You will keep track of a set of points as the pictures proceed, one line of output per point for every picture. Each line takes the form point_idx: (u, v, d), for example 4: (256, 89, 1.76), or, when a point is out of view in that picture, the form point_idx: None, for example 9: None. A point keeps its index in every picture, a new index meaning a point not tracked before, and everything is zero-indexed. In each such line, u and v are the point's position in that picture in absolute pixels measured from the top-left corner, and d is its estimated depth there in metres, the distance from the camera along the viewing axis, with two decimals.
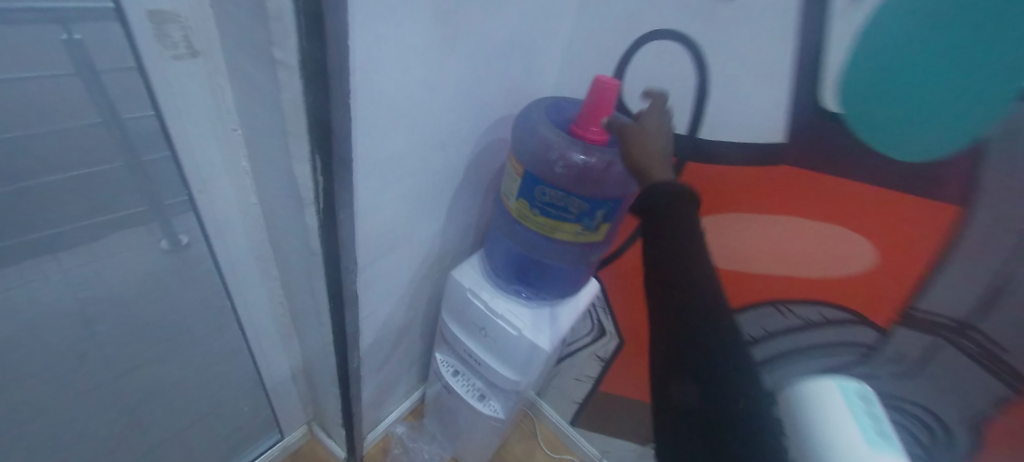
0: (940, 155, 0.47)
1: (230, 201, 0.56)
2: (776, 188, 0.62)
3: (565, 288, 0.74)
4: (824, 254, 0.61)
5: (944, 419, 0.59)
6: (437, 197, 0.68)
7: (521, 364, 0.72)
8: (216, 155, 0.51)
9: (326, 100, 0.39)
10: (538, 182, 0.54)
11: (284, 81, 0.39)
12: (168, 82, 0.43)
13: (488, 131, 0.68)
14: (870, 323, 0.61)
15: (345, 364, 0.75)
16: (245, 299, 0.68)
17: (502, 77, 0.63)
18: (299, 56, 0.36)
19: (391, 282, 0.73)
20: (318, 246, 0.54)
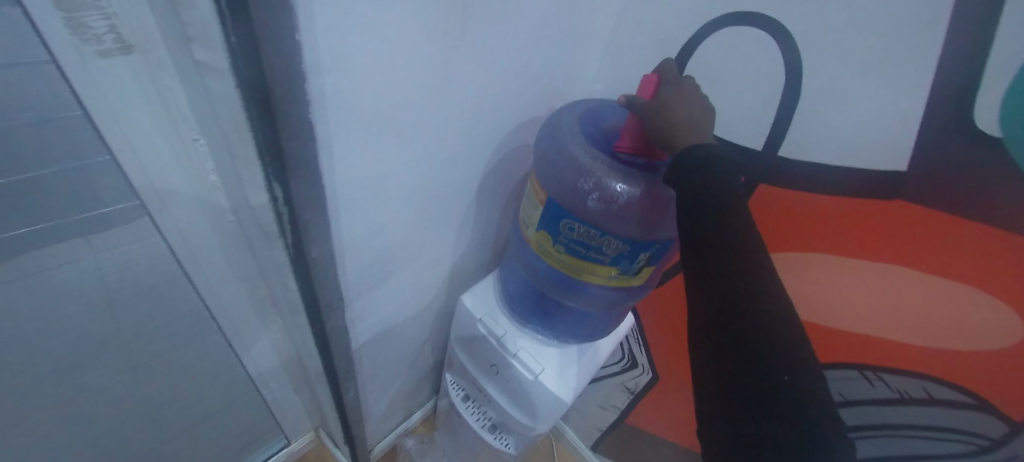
0: None
1: (201, 219, 0.48)
2: (879, 228, 0.47)
3: (592, 324, 0.62)
4: (944, 318, 0.46)
5: None
6: (446, 214, 0.58)
7: (534, 410, 0.61)
8: (173, 168, 0.42)
9: (271, 119, 0.29)
10: (564, 214, 0.42)
11: (218, 92, 0.29)
12: (97, 85, 0.34)
13: (509, 138, 0.56)
14: (996, 414, 0.46)
15: (340, 392, 0.68)
16: (232, 320, 0.62)
17: (528, 74, 0.51)
18: (229, 62, 0.26)
19: (392, 307, 0.64)
20: (293, 282, 0.45)
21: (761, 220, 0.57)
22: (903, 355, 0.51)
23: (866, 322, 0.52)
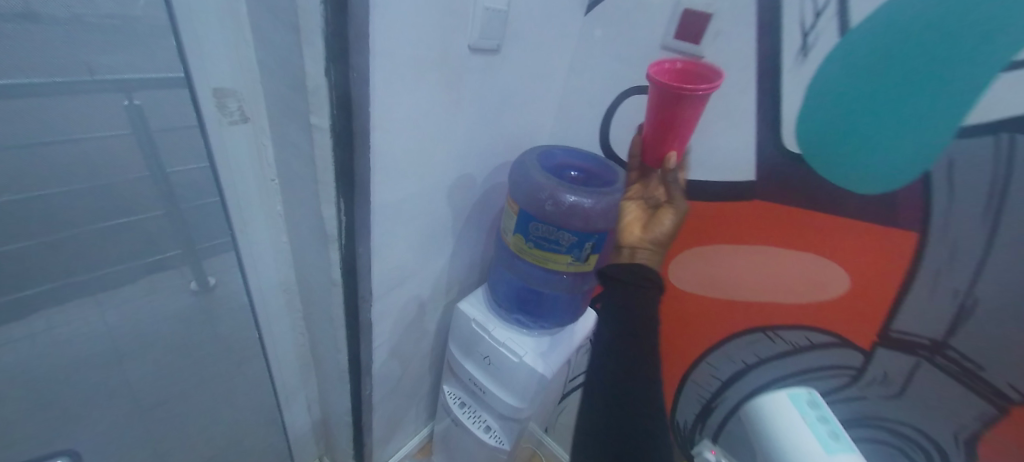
0: (891, 187, 0.55)
1: (265, 238, 0.64)
2: (752, 222, 0.69)
3: (561, 317, 0.79)
4: (803, 280, 0.67)
5: (935, 438, 0.62)
6: (447, 234, 0.76)
7: (523, 391, 0.75)
8: (256, 199, 0.59)
9: (351, 153, 0.49)
10: (532, 219, 0.61)
11: (318, 140, 0.49)
12: (223, 142, 0.52)
13: (492, 175, 0.77)
14: (854, 346, 0.65)
15: (358, 391, 0.80)
16: (271, 331, 0.75)
17: (504, 129, 0.73)
18: (335, 122, 0.47)
19: (404, 315, 0.78)
20: (338, 277, 0.61)
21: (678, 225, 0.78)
22: (785, 313, 0.70)
23: (760, 294, 0.72)
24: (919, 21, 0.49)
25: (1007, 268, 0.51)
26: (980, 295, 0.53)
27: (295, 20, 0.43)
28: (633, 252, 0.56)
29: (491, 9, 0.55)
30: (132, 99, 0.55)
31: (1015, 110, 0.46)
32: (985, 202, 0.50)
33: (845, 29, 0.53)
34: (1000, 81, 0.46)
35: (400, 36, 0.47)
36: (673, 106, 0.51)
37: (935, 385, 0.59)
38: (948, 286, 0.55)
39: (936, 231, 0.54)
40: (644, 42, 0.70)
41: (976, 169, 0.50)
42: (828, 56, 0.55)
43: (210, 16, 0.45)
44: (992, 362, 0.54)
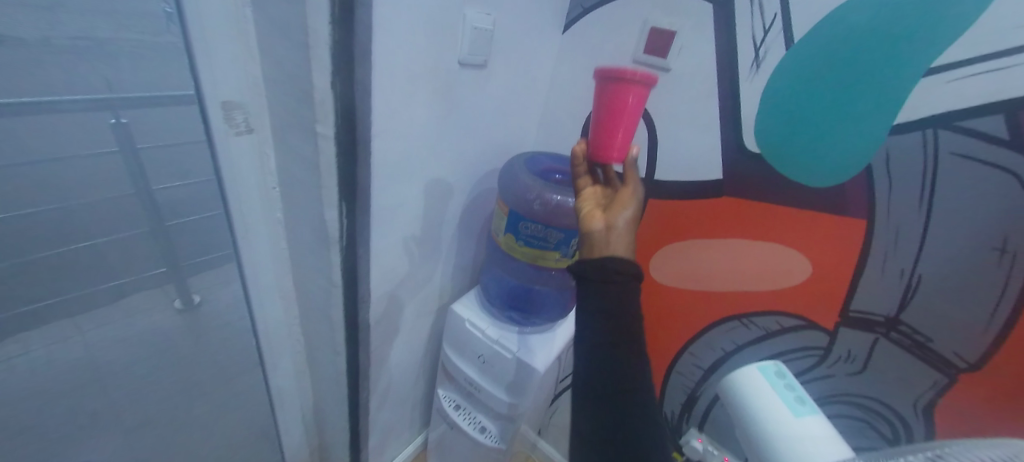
0: (840, 179, 0.63)
1: (265, 245, 0.67)
2: (721, 217, 0.76)
3: (553, 314, 0.86)
4: (770, 269, 0.73)
5: (898, 410, 0.68)
6: (440, 238, 0.80)
7: (518, 387, 0.78)
8: (258, 207, 0.62)
9: (354, 156, 0.53)
10: (521, 219, 0.66)
11: (323, 148, 0.53)
12: (229, 153, 0.55)
13: (481, 181, 0.81)
14: (819, 327, 0.71)
15: (355, 395, 0.82)
16: (268, 338, 0.77)
17: (492, 137, 0.78)
18: (341, 130, 0.51)
19: (400, 318, 0.81)
20: (339, 279, 0.65)
21: (654, 224, 0.83)
22: (757, 300, 0.76)
23: (733, 285, 0.78)
24: (851, 35, 0.57)
25: (942, 248, 0.58)
26: (923, 271, 0.60)
27: (304, 38, 0.47)
28: (598, 243, 0.48)
29: (478, 28, 0.61)
30: (118, 118, 0.74)
31: (933, 109, 0.54)
32: (920, 190, 0.57)
33: (789, 44, 0.61)
34: (920, 86, 0.54)
35: (398, 52, 0.52)
36: (620, 92, 0.53)
37: (893, 359, 0.65)
38: (896, 266, 0.62)
39: (881, 217, 0.61)
40: (617, 56, 0.77)
41: (909, 160, 0.57)
42: (777, 67, 0.63)
43: (221, 36, 0.49)
44: (937, 332, 0.60)
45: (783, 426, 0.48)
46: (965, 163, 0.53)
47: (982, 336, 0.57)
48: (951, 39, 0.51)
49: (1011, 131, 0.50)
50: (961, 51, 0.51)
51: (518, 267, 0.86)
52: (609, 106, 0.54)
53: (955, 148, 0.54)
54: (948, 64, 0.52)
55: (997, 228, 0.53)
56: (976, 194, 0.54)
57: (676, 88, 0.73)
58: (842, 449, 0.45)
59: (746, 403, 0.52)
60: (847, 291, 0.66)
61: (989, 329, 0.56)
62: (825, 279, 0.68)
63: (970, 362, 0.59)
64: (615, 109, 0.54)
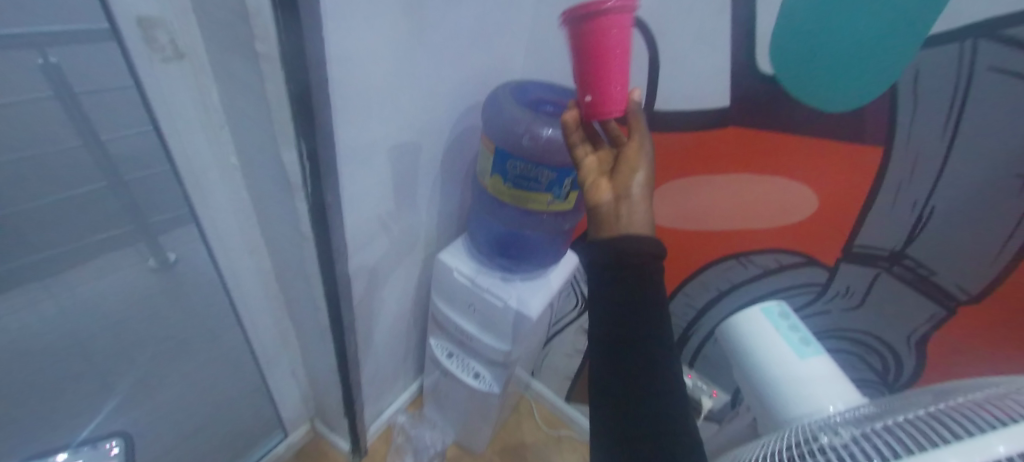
0: (857, 103, 0.57)
1: (223, 195, 0.59)
2: (724, 151, 0.70)
3: (545, 260, 0.82)
4: (775, 205, 0.69)
5: (890, 343, 0.67)
6: (421, 182, 0.73)
7: (510, 336, 0.76)
8: (207, 151, 0.55)
9: (306, 87, 0.45)
10: (509, 158, 0.60)
11: (269, 74, 0.45)
12: (159, 85, 0.47)
13: (463, 118, 0.73)
14: (819, 263, 0.69)
15: (343, 349, 0.79)
16: (243, 295, 0.72)
17: (473, 67, 0.69)
18: (285, 53, 0.43)
19: (383, 269, 0.76)
20: (309, 229, 0.59)
21: None
22: (757, 238, 0.74)
23: (733, 223, 0.75)
24: None
25: (960, 178, 0.54)
26: (938, 203, 0.56)
27: None
28: (615, 214, 0.43)
29: None
30: (47, 57, 0.52)
31: (978, 14, 0.46)
32: (946, 113, 0.52)
33: None
34: None
35: None
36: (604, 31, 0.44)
37: (893, 293, 0.64)
38: (909, 198, 0.58)
39: (899, 146, 0.56)
40: None
41: (939, 78, 0.51)
42: None
43: None
44: (943, 266, 0.59)
45: (786, 366, 0.46)
46: (1002, 79, 0.48)
47: (991, 269, 0.55)
48: None
49: None
50: None
51: (519, 212, 0.77)
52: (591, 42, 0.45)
53: (994, 61, 0.47)
54: None
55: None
56: (1009, 113, 0.48)
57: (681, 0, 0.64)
58: (847, 390, 0.43)
59: (750, 345, 0.49)
60: (854, 225, 0.64)
61: (1000, 262, 0.54)
62: (832, 214, 0.65)
63: (972, 296, 0.58)
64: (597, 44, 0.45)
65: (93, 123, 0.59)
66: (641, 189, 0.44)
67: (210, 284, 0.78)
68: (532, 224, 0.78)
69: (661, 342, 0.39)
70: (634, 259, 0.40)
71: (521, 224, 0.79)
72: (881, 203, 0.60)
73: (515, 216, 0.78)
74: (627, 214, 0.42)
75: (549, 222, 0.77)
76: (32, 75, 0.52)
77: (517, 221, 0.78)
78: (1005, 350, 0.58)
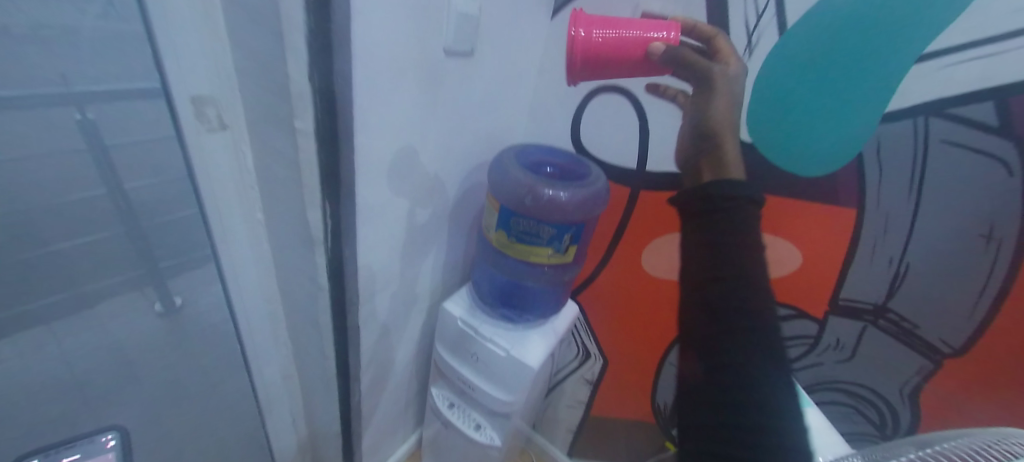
0: (831, 169, 0.63)
1: (245, 247, 0.64)
2: None
3: (547, 309, 0.85)
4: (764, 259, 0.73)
5: (884, 394, 0.68)
6: (430, 235, 0.78)
7: (512, 384, 0.78)
8: (236, 207, 0.59)
9: (337, 154, 0.51)
10: (512, 215, 0.65)
11: (303, 143, 0.51)
12: (202, 151, 0.52)
13: (470, 176, 0.79)
14: (808, 316, 0.72)
15: (347, 397, 0.80)
16: (254, 343, 0.74)
17: (481, 131, 0.76)
18: (320, 128, 0.49)
19: (391, 317, 0.79)
20: (325, 280, 0.63)
21: (643, 216, 0.83)
22: None
23: None
24: (847, 20, 0.56)
25: (928, 235, 0.59)
26: (911, 260, 0.61)
27: (279, 25, 0.44)
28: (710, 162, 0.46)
29: (465, 14, 0.58)
30: (84, 113, 0.53)
31: (927, 95, 0.54)
32: (909, 179, 0.58)
33: (784, 28, 0.60)
34: (913, 71, 0.54)
35: (381, 38, 0.49)
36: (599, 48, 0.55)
37: (880, 346, 0.66)
38: (885, 254, 0.62)
39: (870, 207, 0.62)
40: None
41: (899, 148, 0.58)
42: (769, 54, 0.62)
43: (189, 25, 0.46)
44: (924, 319, 0.62)
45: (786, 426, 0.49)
46: (952, 149, 0.54)
47: (968, 321, 0.58)
48: (946, 24, 0.51)
49: (1000, 119, 0.51)
50: (957, 36, 0.51)
51: (522, 264, 0.81)
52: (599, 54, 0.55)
53: (945, 136, 0.54)
54: (942, 49, 0.52)
55: (983, 216, 0.54)
56: (964, 178, 0.55)
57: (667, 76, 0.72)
58: (829, 444, 0.48)
59: None
60: (838, 280, 0.67)
61: (975, 315, 0.58)
62: (817, 269, 0.69)
63: (955, 348, 0.60)
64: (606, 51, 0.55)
65: (119, 174, 0.59)
66: (716, 114, 0.48)
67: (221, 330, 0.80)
68: (536, 275, 0.82)
69: (756, 317, 0.40)
70: (727, 232, 0.42)
71: (525, 275, 0.82)
72: (861, 259, 0.64)
73: (519, 268, 0.82)
74: (715, 147, 0.47)
75: (553, 273, 0.81)
76: (67, 130, 0.53)
77: (521, 273, 0.82)
78: (1001, 407, 0.59)
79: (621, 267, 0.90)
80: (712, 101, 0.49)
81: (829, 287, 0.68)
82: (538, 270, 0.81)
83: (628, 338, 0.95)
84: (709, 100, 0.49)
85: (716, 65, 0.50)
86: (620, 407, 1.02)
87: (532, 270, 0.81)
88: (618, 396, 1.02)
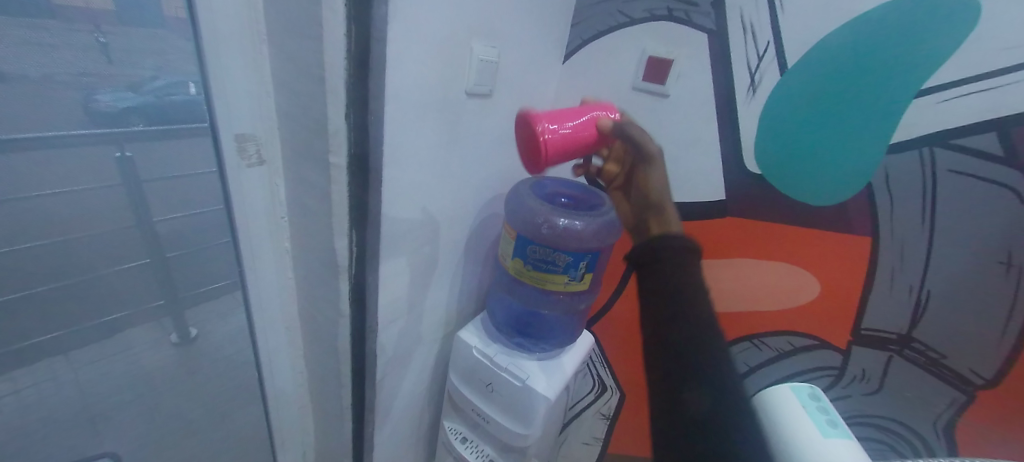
0: (839, 199, 0.64)
1: (271, 274, 0.66)
2: (728, 239, 0.77)
3: (562, 338, 0.86)
4: (779, 288, 0.74)
5: (917, 430, 0.66)
6: (447, 264, 0.80)
7: (528, 417, 0.76)
8: (267, 235, 0.62)
9: (366, 184, 0.55)
10: (529, 243, 0.67)
11: (335, 178, 0.54)
12: (240, 184, 0.56)
13: (488, 206, 0.83)
14: (831, 346, 0.70)
15: (361, 428, 0.79)
16: (272, 372, 0.75)
17: (499, 164, 0.80)
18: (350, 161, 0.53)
19: (406, 346, 0.80)
20: (347, 308, 0.64)
21: None
22: (767, 320, 0.76)
23: (756, 302, 0.77)
24: (843, 60, 0.60)
25: (946, 264, 0.59)
26: (931, 287, 0.60)
27: (319, 72, 0.49)
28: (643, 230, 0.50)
29: (485, 60, 0.63)
30: None
31: (929, 128, 0.56)
32: (921, 207, 0.59)
33: (784, 68, 0.64)
34: (912, 106, 0.57)
35: (408, 82, 0.53)
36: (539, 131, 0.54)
37: (908, 377, 0.65)
38: (904, 282, 0.62)
39: (884, 235, 0.62)
40: (616, 83, 0.80)
41: (909, 178, 0.59)
42: (772, 90, 0.66)
43: (239, 73, 0.51)
44: (951, 349, 0.60)
45: (806, 439, 0.51)
46: (961, 179, 0.56)
47: (997, 351, 0.57)
48: (938, 63, 0.54)
49: (1006, 149, 0.52)
50: (950, 73, 0.54)
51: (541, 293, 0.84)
52: (565, 150, 0.54)
53: (952, 166, 0.56)
54: (938, 84, 0.55)
55: (1002, 242, 0.55)
56: (975, 207, 0.55)
57: (677, 113, 0.75)
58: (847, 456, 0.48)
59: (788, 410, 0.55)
60: (858, 307, 0.67)
61: (1004, 343, 0.56)
62: (835, 296, 0.68)
63: (986, 379, 0.59)
64: (570, 144, 0.54)
65: None
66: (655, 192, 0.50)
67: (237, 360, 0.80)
68: (556, 302, 0.84)
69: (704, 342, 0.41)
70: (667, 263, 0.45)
71: (545, 304, 0.85)
72: (881, 288, 0.64)
73: (536, 295, 0.84)
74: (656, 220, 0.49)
75: (572, 301, 0.84)
76: None
77: (540, 300, 0.84)
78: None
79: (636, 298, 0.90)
80: (651, 176, 0.50)
81: (849, 316, 0.68)
82: (558, 299, 0.84)
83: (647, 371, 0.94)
84: (648, 174, 0.51)
85: (656, 145, 0.50)
86: (639, 444, 0.99)
87: (552, 299, 0.84)
88: (638, 432, 0.98)
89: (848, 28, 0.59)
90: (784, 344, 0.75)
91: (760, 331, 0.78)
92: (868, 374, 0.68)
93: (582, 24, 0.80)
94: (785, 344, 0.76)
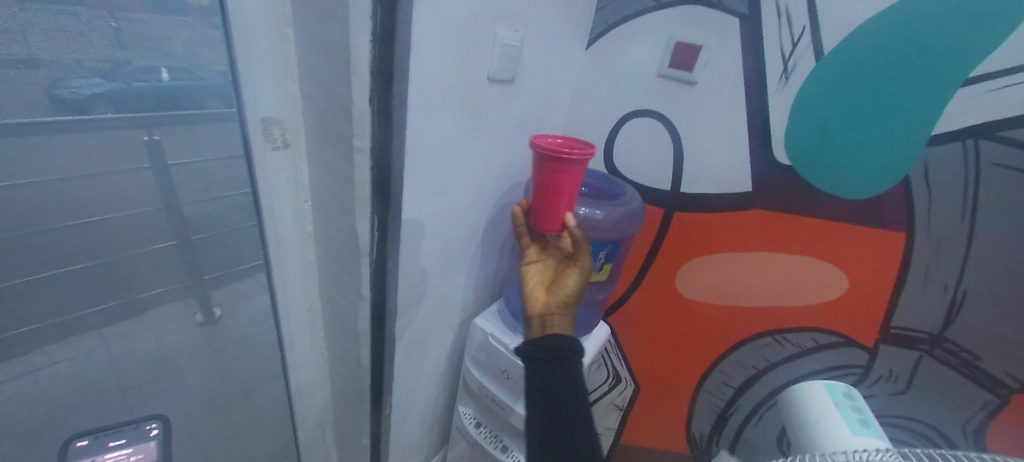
0: (871, 193, 0.62)
1: (294, 257, 0.67)
2: (752, 232, 0.75)
3: (579, 328, 0.85)
4: (804, 283, 0.72)
5: (946, 432, 0.64)
6: (465, 251, 0.80)
7: None
8: (291, 218, 0.63)
9: (388, 168, 0.55)
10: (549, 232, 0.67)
11: (358, 162, 0.54)
12: (266, 167, 0.57)
13: (506, 194, 0.82)
14: (857, 344, 0.69)
15: (379, 409, 0.81)
16: (294, 353, 0.77)
17: (518, 151, 0.79)
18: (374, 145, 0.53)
19: (423, 331, 0.81)
20: (368, 292, 0.65)
21: (678, 236, 0.83)
22: (789, 316, 0.75)
23: (778, 297, 0.75)
24: (884, 46, 0.57)
25: (987, 262, 0.56)
26: (969, 286, 0.58)
27: (345, 55, 0.49)
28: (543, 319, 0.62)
29: (508, 45, 0.62)
30: (151, 135, 0.58)
31: (975, 119, 0.53)
32: (962, 202, 0.56)
33: (819, 54, 0.62)
34: (958, 95, 0.54)
35: (431, 66, 0.53)
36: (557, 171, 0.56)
37: (939, 378, 0.63)
38: (940, 280, 0.60)
39: (920, 231, 0.60)
40: (641, 70, 0.78)
41: (950, 171, 0.56)
42: (806, 78, 0.63)
43: (265, 56, 0.51)
44: (986, 350, 0.58)
45: (839, 438, 0.51)
46: (1006, 173, 0.53)
47: None
48: (987, 50, 0.51)
49: None
50: (1001, 60, 0.51)
51: None
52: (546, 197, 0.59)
53: (998, 159, 0.53)
54: (987, 73, 0.52)
55: None
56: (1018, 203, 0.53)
57: (704, 101, 0.73)
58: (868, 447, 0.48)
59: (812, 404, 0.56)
60: (888, 305, 0.65)
61: None
62: (865, 293, 0.66)
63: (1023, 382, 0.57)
64: (553, 196, 0.58)
65: None
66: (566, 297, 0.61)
67: (260, 339, 0.82)
68: None
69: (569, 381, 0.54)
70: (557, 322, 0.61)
71: None
72: (914, 286, 0.62)
73: None
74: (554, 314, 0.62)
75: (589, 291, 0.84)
76: None
77: None
78: None
79: (654, 290, 0.89)
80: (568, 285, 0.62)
81: (877, 313, 0.66)
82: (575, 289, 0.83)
83: (663, 364, 0.93)
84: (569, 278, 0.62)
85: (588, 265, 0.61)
86: (654, 434, 0.99)
87: None
88: (653, 423, 0.98)
89: (891, 12, 0.56)
90: (807, 341, 0.73)
91: (782, 326, 0.76)
92: (894, 374, 0.66)
93: (607, 8, 0.78)
94: (809, 341, 0.74)
